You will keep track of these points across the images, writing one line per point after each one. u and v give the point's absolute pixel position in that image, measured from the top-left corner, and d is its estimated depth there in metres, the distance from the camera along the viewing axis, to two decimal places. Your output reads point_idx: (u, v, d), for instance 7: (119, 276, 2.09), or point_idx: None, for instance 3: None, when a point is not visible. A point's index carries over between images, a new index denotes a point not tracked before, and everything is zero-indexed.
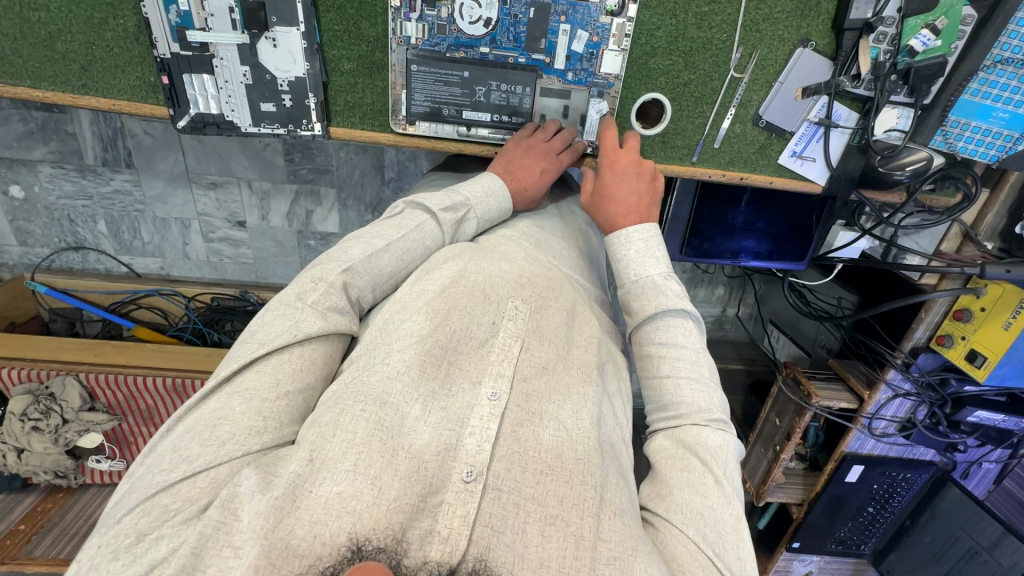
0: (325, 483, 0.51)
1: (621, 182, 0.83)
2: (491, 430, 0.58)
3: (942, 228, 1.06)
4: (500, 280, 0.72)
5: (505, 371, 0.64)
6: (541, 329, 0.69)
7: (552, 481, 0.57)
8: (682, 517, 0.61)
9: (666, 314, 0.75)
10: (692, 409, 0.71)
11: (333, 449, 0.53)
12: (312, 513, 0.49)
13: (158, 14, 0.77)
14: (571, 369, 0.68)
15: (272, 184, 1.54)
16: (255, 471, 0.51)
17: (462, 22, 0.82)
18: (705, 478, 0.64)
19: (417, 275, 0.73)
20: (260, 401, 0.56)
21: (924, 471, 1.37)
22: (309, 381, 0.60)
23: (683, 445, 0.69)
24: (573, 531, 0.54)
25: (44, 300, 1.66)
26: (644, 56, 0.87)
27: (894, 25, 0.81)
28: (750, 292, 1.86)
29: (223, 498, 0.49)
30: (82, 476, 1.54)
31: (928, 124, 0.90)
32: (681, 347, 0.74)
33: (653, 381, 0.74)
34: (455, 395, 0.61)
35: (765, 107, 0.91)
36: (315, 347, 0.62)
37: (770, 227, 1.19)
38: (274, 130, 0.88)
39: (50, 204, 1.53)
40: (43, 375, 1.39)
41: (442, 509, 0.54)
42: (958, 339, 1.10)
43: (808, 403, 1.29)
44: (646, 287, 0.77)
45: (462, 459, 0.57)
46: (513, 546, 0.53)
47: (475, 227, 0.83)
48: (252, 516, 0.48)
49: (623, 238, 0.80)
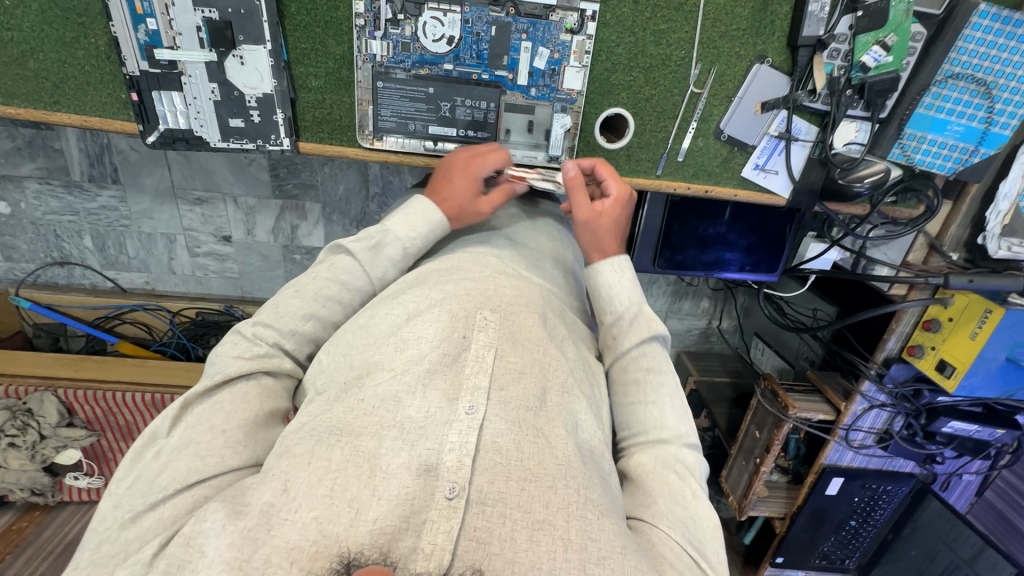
0: (301, 509, 0.51)
1: (615, 204, 0.83)
2: (470, 444, 0.57)
3: (908, 239, 1.07)
4: (464, 297, 0.71)
5: (482, 384, 0.62)
6: (515, 337, 0.68)
7: (535, 486, 0.56)
8: (667, 521, 0.63)
9: (652, 340, 0.77)
10: (672, 426, 0.72)
11: (307, 477, 0.54)
12: (289, 539, 0.50)
13: (126, 33, 0.79)
14: (547, 377, 0.67)
15: (257, 200, 1.55)
16: (222, 505, 0.52)
17: (425, 40, 0.84)
18: (684, 491, 0.66)
19: (384, 303, 0.73)
20: (194, 450, 0.59)
21: (904, 483, 1.37)
22: (247, 416, 0.63)
23: (662, 462, 0.69)
24: (561, 535, 0.54)
25: (28, 316, 1.65)
26: (604, 72, 0.89)
27: (846, 42, 0.84)
28: (734, 304, 1.86)
29: (186, 536, 0.50)
30: (60, 494, 1.52)
31: (885, 137, 0.91)
32: (664, 372, 0.76)
33: (637, 404, 0.74)
34: (433, 416, 0.60)
35: (727, 121, 0.93)
36: (247, 387, 0.65)
37: (743, 238, 1.20)
38: (243, 145, 0.90)
39: (36, 220, 1.54)
40: (21, 392, 1.39)
41: (426, 527, 0.53)
42: (928, 349, 1.10)
43: (785, 415, 1.29)
44: (637, 317, 0.79)
45: (444, 477, 0.55)
46: (503, 553, 0.52)
47: (400, 252, 0.80)
48: (222, 550, 0.49)
49: (617, 265, 0.81)
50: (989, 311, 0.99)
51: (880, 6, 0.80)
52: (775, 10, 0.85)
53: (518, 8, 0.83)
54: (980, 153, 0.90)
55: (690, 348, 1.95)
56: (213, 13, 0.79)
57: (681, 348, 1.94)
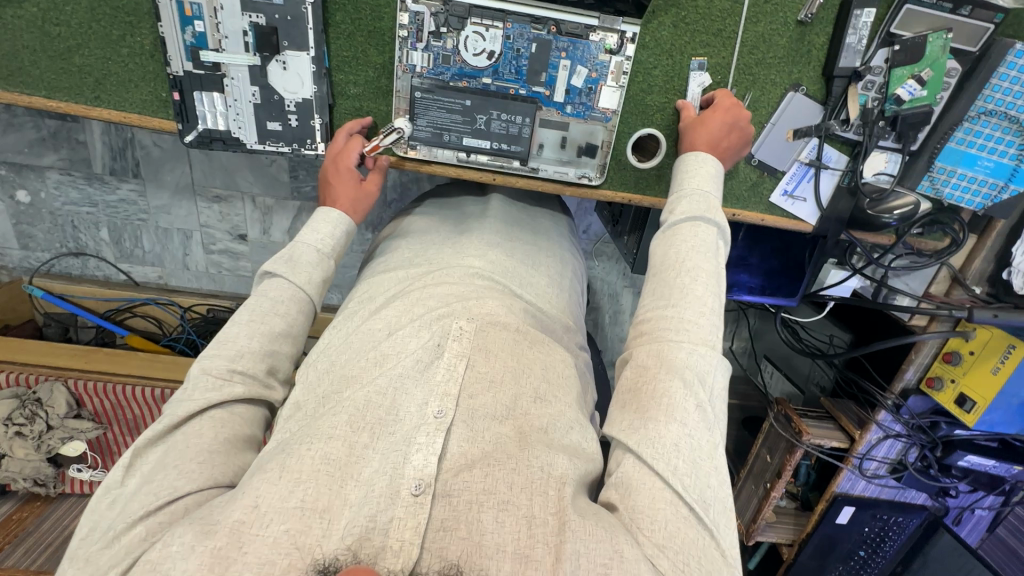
0: (273, 523, 0.50)
1: (719, 114, 0.85)
2: (436, 445, 0.56)
3: (931, 271, 1.08)
4: (445, 308, 0.69)
5: (451, 390, 0.60)
6: (487, 348, 0.65)
7: (498, 471, 0.55)
8: (654, 451, 0.59)
9: (701, 221, 0.76)
10: (694, 310, 0.69)
11: (279, 491, 0.52)
12: (260, 556, 0.48)
13: (174, 35, 0.80)
14: (521, 384, 0.63)
15: (274, 200, 1.56)
16: (190, 529, 0.50)
17: (466, 53, 0.85)
18: (687, 404, 0.62)
19: (369, 318, 0.72)
20: (147, 492, 0.57)
21: (915, 515, 1.36)
22: (203, 447, 0.61)
23: (668, 365, 0.65)
24: (524, 513, 0.53)
25: (40, 304, 1.66)
26: (640, 93, 0.90)
27: (882, 74, 0.85)
28: (745, 325, 1.84)
29: (153, 561, 0.48)
30: (62, 485, 1.51)
31: (914, 170, 0.92)
32: (709, 256, 0.74)
33: (669, 273, 0.73)
34: (402, 419, 0.58)
35: (757, 147, 0.94)
36: (199, 425, 0.63)
37: (763, 262, 1.20)
38: (279, 148, 0.90)
39: (55, 210, 1.55)
40: (31, 380, 1.40)
41: (393, 524, 0.51)
42: (948, 381, 1.10)
43: (798, 440, 1.28)
44: (698, 197, 0.79)
45: (409, 474, 0.54)
46: (470, 536, 0.51)
47: (318, 255, 0.80)
48: (190, 572, 0.47)
49: (698, 157, 0.82)
50: (1012, 346, 1.00)
51: (918, 41, 0.82)
52: (813, 40, 0.86)
53: (559, 27, 0.83)
54: (1009, 190, 0.90)
55: None
56: (260, 19, 0.80)
57: None
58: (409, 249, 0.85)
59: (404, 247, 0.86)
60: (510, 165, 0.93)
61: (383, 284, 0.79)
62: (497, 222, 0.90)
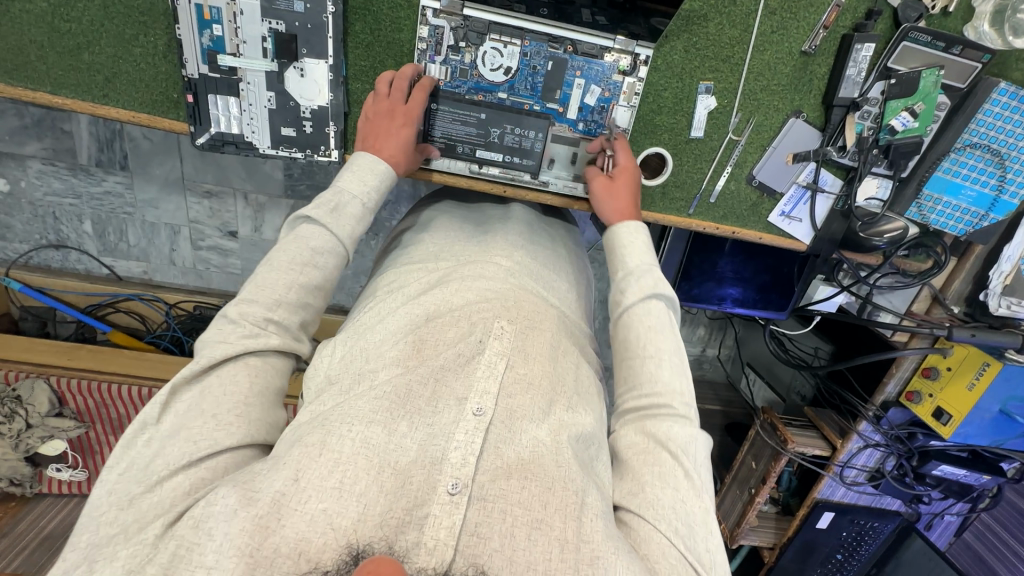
0: (310, 500, 0.49)
1: (627, 175, 0.89)
2: (475, 444, 0.55)
3: (914, 290, 1.12)
4: (484, 305, 0.68)
5: (491, 388, 0.59)
6: (526, 350, 0.65)
7: (534, 485, 0.54)
8: (654, 512, 0.60)
9: (652, 302, 0.77)
10: (667, 389, 0.70)
11: (319, 468, 0.51)
12: (297, 530, 0.47)
13: (191, 37, 0.80)
14: (557, 390, 0.64)
15: (268, 197, 1.53)
16: (234, 490, 0.49)
17: (483, 68, 0.86)
18: (675, 471, 0.63)
19: (404, 304, 0.72)
20: (186, 438, 0.54)
21: (890, 520, 1.43)
22: (240, 398, 0.59)
23: (653, 438, 0.66)
24: (557, 535, 0.51)
25: (18, 298, 1.61)
26: (650, 113, 0.93)
27: (877, 105, 0.90)
28: (731, 334, 1.88)
29: (196, 518, 0.48)
30: (39, 485, 1.44)
31: (904, 196, 0.97)
32: (664, 331, 0.75)
33: (634, 359, 0.73)
34: (440, 411, 0.58)
35: (759, 168, 0.98)
36: (234, 369, 0.60)
37: (756, 277, 1.24)
38: (291, 154, 0.90)
39: (36, 200, 1.50)
40: (12, 377, 1.36)
41: (428, 521, 0.50)
42: (926, 396, 1.16)
43: (785, 448, 1.33)
44: (643, 274, 0.79)
45: (446, 472, 0.53)
46: (502, 550, 0.50)
47: (362, 208, 0.75)
48: (233, 534, 0.46)
49: (626, 229, 0.85)
50: (987, 364, 1.06)
51: (912, 76, 0.86)
52: (815, 70, 0.90)
53: (576, 47, 0.86)
54: (989, 218, 0.97)
55: None
56: (280, 26, 0.80)
57: None
58: (433, 244, 0.85)
59: (429, 241, 0.86)
60: (520, 178, 0.94)
61: (409, 279, 0.78)
62: (519, 224, 0.91)
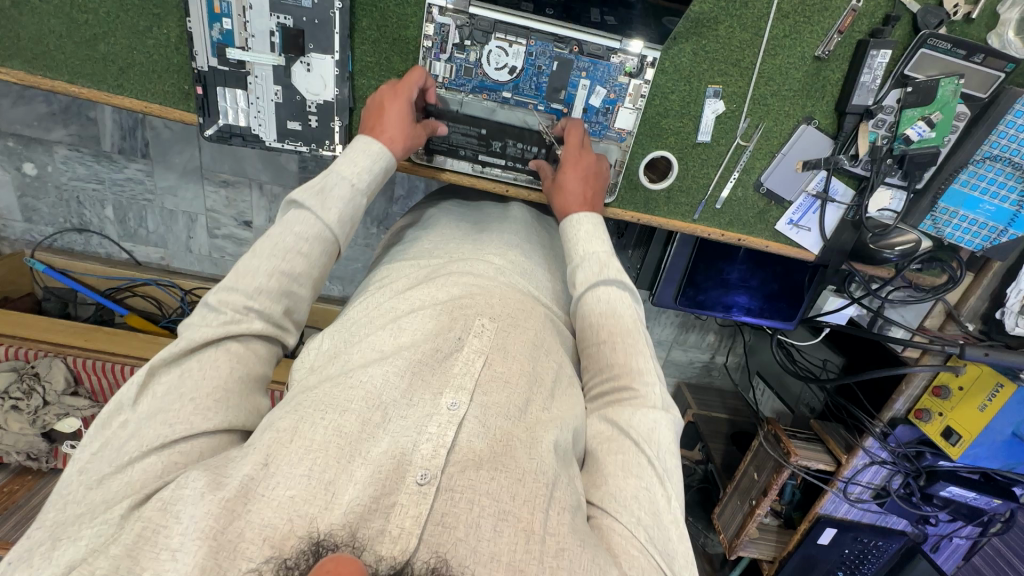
0: (278, 487, 0.49)
1: (577, 170, 0.86)
2: (447, 438, 0.55)
3: (927, 305, 1.10)
4: (468, 302, 0.68)
5: (467, 384, 0.59)
6: (506, 347, 0.64)
7: (504, 477, 0.53)
8: (617, 504, 0.58)
9: (604, 283, 0.75)
10: (624, 371, 0.69)
11: (290, 455, 0.51)
12: (263, 517, 0.48)
13: (201, 30, 0.81)
14: (534, 389, 0.63)
15: (282, 188, 1.55)
16: (203, 475, 0.49)
17: (488, 67, 0.86)
18: (638, 459, 0.61)
19: (391, 298, 0.72)
20: (160, 422, 0.55)
21: (895, 540, 1.39)
22: (219, 384, 0.58)
23: (615, 427, 0.65)
24: (523, 526, 0.51)
25: (40, 278, 1.66)
26: (656, 116, 0.91)
27: (893, 114, 0.87)
28: (741, 342, 1.86)
29: (165, 500, 0.48)
30: (54, 461, 1.49)
31: (919, 207, 0.95)
32: (618, 313, 0.73)
33: (592, 347, 0.72)
34: (416, 404, 0.57)
35: (767, 175, 0.96)
36: (214, 354, 0.60)
37: (764, 285, 1.21)
38: (297, 147, 0.92)
39: (61, 184, 1.55)
40: (30, 355, 1.40)
41: (395, 510, 0.50)
42: (935, 415, 1.13)
43: (787, 461, 1.30)
44: (591, 260, 0.78)
45: (416, 462, 0.53)
46: (467, 540, 0.49)
47: (357, 189, 0.75)
48: (196, 518, 0.46)
49: (574, 220, 0.82)
50: (1001, 385, 1.02)
51: (930, 85, 0.84)
52: (828, 76, 0.88)
53: (581, 47, 0.85)
54: (1009, 234, 0.92)
55: (691, 380, 1.95)
56: (288, 20, 0.81)
57: (681, 380, 1.94)
58: (429, 242, 0.84)
59: (425, 239, 0.86)
60: (522, 178, 0.94)
61: (398, 275, 0.78)
62: (518, 223, 0.91)
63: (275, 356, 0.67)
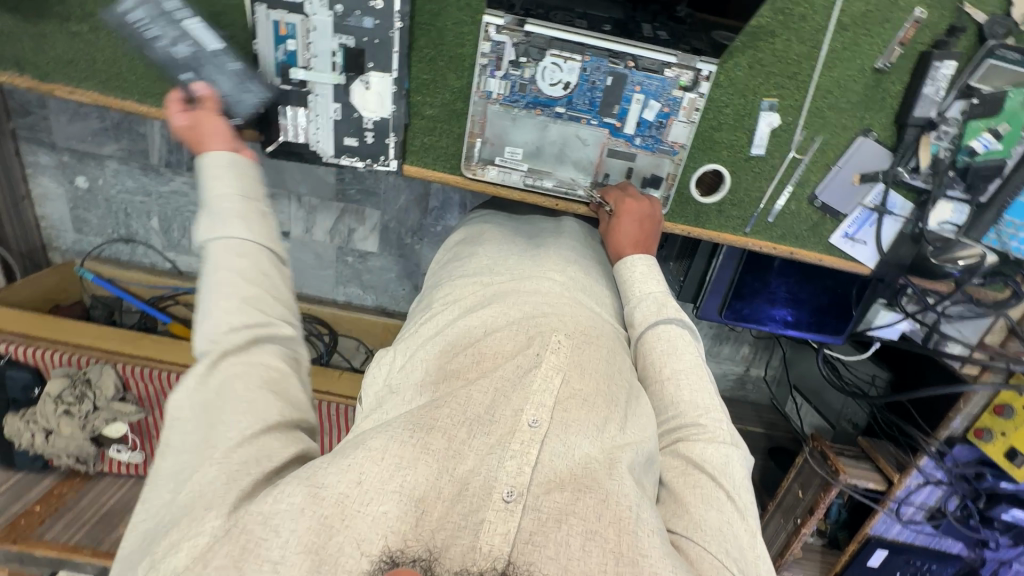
0: (371, 503, 0.51)
1: (629, 214, 0.87)
2: (531, 454, 0.55)
3: (987, 321, 1.07)
4: (541, 321, 0.68)
5: (547, 400, 0.59)
6: (582, 365, 0.64)
7: (589, 496, 0.54)
8: (704, 533, 0.58)
9: (661, 323, 0.76)
10: (690, 407, 0.69)
11: (380, 471, 0.53)
12: (360, 532, 0.50)
13: (267, 51, 0.84)
14: (613, 407, 0.62)
15: (320, 200, 1.58)
16: (300, 488, 0.51)
17: (542, 83, 0.87)
18: (717, 493, 0.61)
19: (464, 316, 0.72)
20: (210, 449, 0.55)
21: (950, 563, 1.35)
22: (244, 397, 0.57)
23: (690, 462, 0.64)
24: (612, 547, 0.51)
25: (89, 287, 1.72)
26: (709, 130, 0.91)
27: (956, 125, 0.86)
28: (778, 354, 1.82)
29: (264, 514, 0.49)
30: (101, 464, 1.53)
31: (982, 221, 0.89)
32: (680, 352, 0.73)
33: (652, 385, 0.72)
34: (498, 421, 0.58)
35: (822, 189, 0.94)
36: (234, 376, 0.58)
37: (812, 299, 1.19)
38: (353, 163, 0.94)
39: (110, 197, 1.61)
40: (82, 361, 1.42)
41: (484, 527, 0.51)
42: (998, 434, 1.09)
43: (835, 478, 1.26)
44: (647, 301, 0.79)
45: (502, 478, 0.54)
46: (557, 558, 0.50)
47: None
48: (297, 532, 0.49)
49: (627, 264, 0.84)
50: None
51: (996, 96, 0.82)
52: (888, 88, 0.87)
53: (636, 62, 0.85)
54: None
55: (724, 393, 1.92)
56: (350, 41, 0.84)
57: None
58: (488, 259, 0.85)
59: (483, 254, 0.86)
60: (575, 193, 0.94)
61: (461, 293, 0.79)
62: (573, 239, 0.90)
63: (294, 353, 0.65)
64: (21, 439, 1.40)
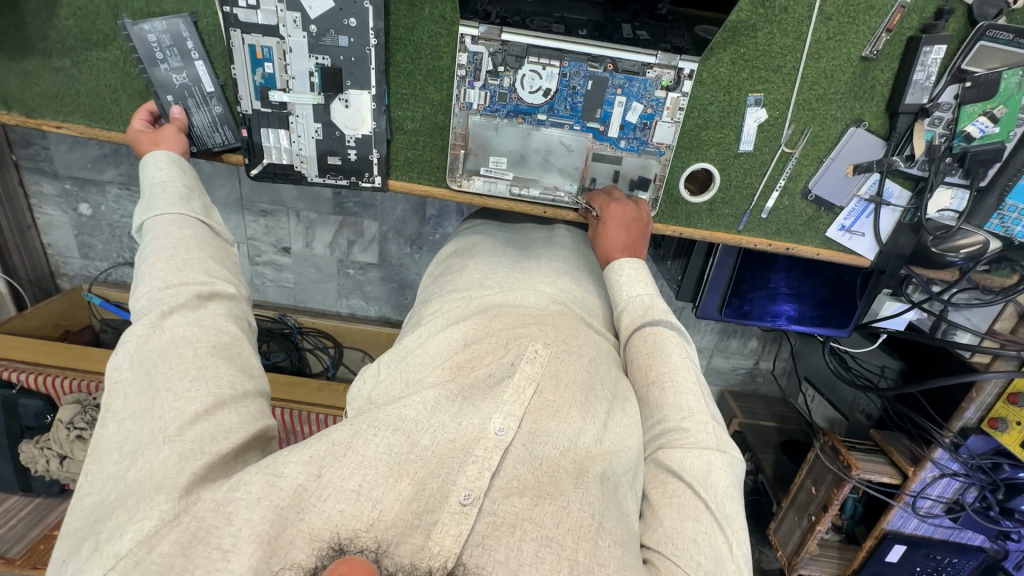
0: (329, 499, 0.52)
1: (616, 220, 0.86)
2: (492, 461, 0.55)
3: (996, 308, 1.04)
4: (518, 329, 0.68)
5: (516, 410, 0.60)
6: (559, 375, 0.64)
7: (549, 504, 0.53)
8: (675, 547, 0.56)
9: (648, 325, 0.74)
10: (673, 411, 0.66)
11: (342, 469, 0.53)
12: (314, 527, 0.50)
13: (245, 75, 0.84)
14: (588, 419, 0.62)
15: (318, 215, 1.59)
16: (260, 476, 0.51)
17: (522, 91, 0.86)
18: (695, 502, 0.59)
19: (446, 328, 0.73)
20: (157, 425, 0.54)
21: (972, 556, 1.31)
22: (190, 359, 0.59)
23: (666, 469, 0.63)
24: (568, 555, 0.50)
25: (98, 311, 1.74)
26: (696, 128, 0.89)
27: (950, 111, 0.83)
28: (787, 347, 1.79)
29: (217, 502, 0.50)
30: None
31: (983, 207, 0.89)
32: (666, 354, 0.71)
33: (638, 389, 0.70)
34: (465, 427, 0.59)
35: (815, 182, 0.92)
36: (177, 341, 0.60)
37: (814, 292, 1.16)
38: (338, 181, 0.94)
39: (113, 222, 1.63)
40: (92, 386, 1.43)
41: (436, 527, 0.51)
42: (1012, 424, 1.05)
43: (847, 474, 1.23)
44: (634, 304, 0.78)
45: (460, 482, 0.54)
46: (507, 563, 0.49)
47: None
48: (252, 521, 0.49)
49: (615, 268, 0.83)
50: None
51: (991, 78, 0.79)
52: (877, 76, 0.84)
53: (616, 64, 0.84)
54: None
55: (734, 387, 1.90)
56: (326, 60, 0.83)
57: (725, 387, 1.88)
58: (477, 271, 0.83)
59: (473, 268, 0.84)
60: (561, 199, 0.93)
61: (445, 305, 0.78)
62: (566, 249, 0.89)
63: (242, 314, 0.68)
64: (37, 465, 1.43)
